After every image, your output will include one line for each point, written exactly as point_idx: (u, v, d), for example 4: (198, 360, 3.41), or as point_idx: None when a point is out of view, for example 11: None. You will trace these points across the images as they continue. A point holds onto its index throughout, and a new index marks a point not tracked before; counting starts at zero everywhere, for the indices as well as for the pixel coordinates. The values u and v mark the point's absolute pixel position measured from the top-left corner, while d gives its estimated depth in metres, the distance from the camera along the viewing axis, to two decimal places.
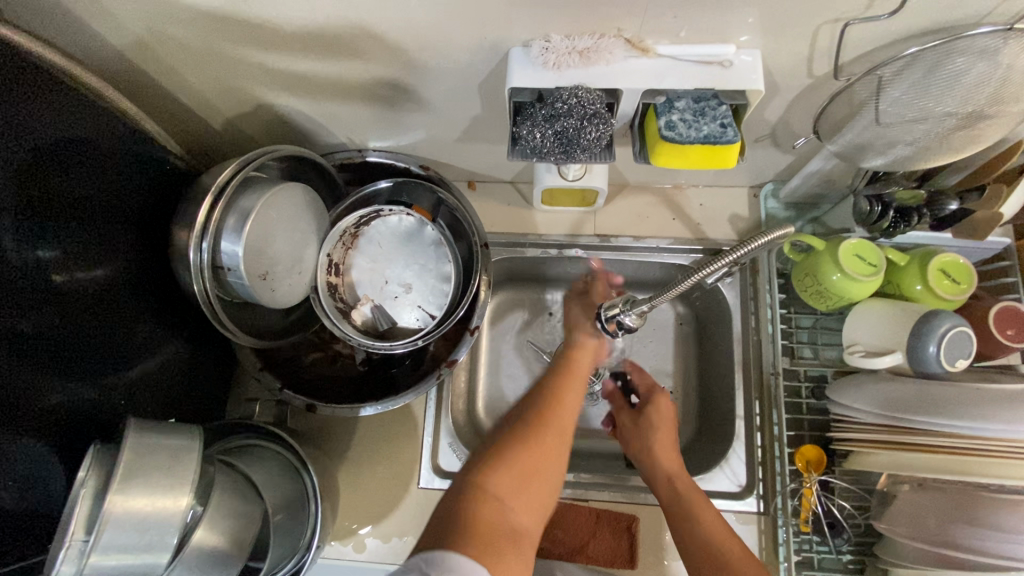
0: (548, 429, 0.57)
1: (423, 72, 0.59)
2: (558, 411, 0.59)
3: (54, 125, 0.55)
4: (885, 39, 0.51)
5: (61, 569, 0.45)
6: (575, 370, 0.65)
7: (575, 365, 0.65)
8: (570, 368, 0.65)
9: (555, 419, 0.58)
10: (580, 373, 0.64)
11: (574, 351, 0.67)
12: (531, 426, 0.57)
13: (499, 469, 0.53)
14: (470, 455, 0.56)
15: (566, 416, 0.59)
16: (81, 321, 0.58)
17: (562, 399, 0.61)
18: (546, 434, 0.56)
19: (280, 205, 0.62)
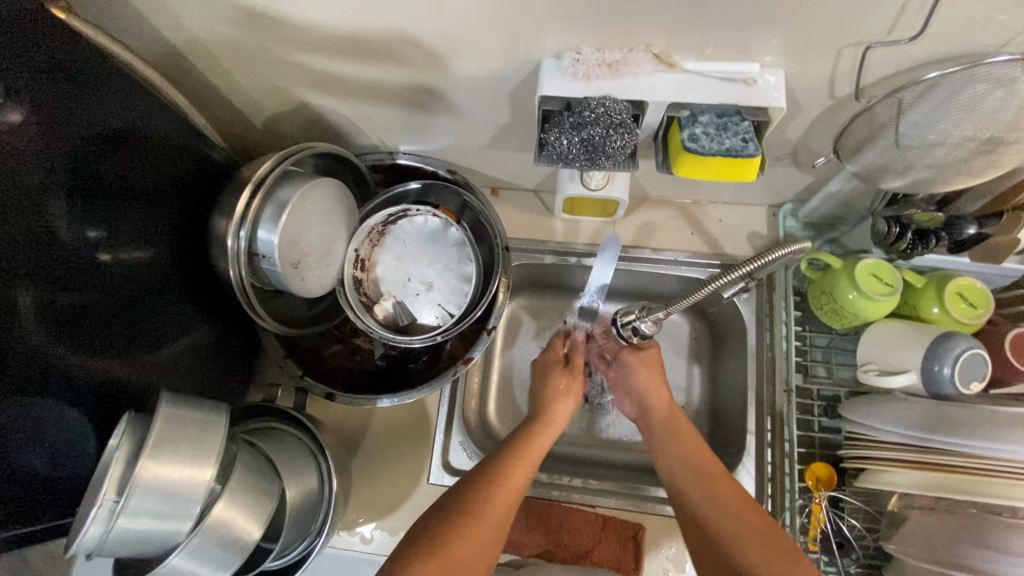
0: (493, 505, 0.61)
1: (458, 79, 0.62)
2: (505, 492, 0.62)
3: (110, 113, 0.59)
4: (906, 63, 0.53)
5: (90, 528, 0.46)
6: (539, 444, 0.69)
7: (541, 440, 0.69)
8: (535, 438, 0.69)
9: (507, 493, 0.62)
10: (538, 451, 0.68)
11: (542, 425, 0.71)
12: (471, 514, 0.59)
13: (427, 563, 0.54)
14: (405, 542, 0.58)
15: (517, 488, 0.63)
16: (121, 298, 0.61)
17: (520, 469, 0.65)
18: (495, 504, 0.61)
19: (315, 198, 0.65)
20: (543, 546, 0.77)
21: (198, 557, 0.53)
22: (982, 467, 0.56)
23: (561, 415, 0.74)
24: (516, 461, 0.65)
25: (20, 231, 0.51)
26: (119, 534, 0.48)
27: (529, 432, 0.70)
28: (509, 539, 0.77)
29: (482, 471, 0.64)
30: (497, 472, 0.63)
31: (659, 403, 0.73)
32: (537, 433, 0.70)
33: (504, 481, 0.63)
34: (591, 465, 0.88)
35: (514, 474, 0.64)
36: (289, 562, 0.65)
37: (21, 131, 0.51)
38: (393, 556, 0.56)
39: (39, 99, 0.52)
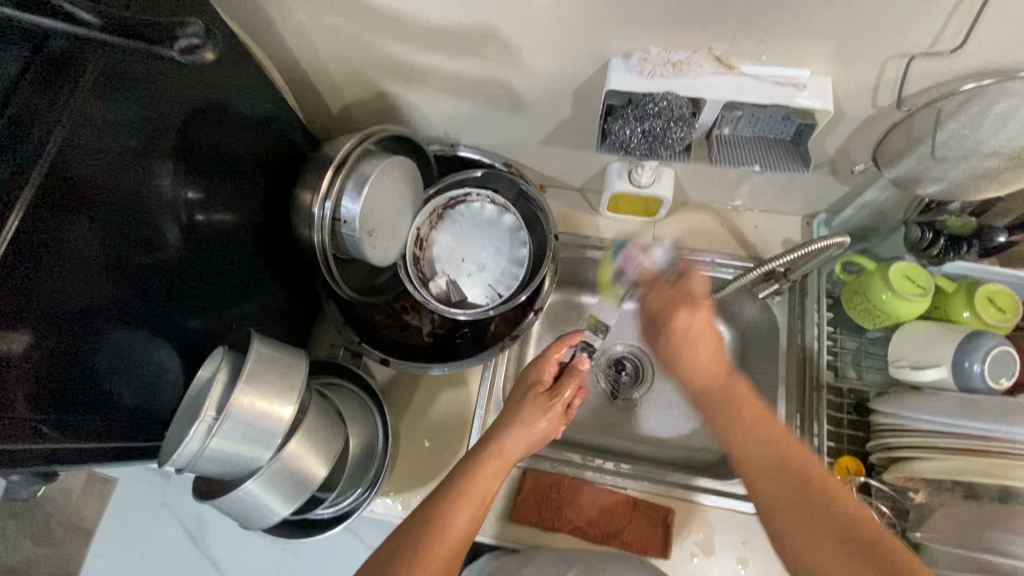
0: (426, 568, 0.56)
1: (529, 74, 0.69)
2: (441, 552, 0.57)
3: (231, 87, 0.67)
4: (945, 75, 0.58)
5: (189, 442, 0.51)
6: (480, 490, 0.63)
7: (481, 480, 0.64)
8: (476, 484, 0.63)
9: (447, 547, 0.58)
10: (482, 492, 0.63)
11: (486, 463, 0.65)
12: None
13: None
14: None
15: (453, 545, 0.59)
16: (206, 255, 0.67)
17: (460, 520, 0.60)
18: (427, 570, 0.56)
19: (393, 174, 0.71)
20: (575, 523, 0.79)
21: (270, 487, 0.57)
22: (1010, 453, 0.59)
23: (512, 450, 0.67)
24: (453, 516, 0.60)
25: (164, 167, 0.60)
26: (210, 452, 0.52)
27: (472, 474, 0.64)
28: (542, 514, 0.79)
29: (423, 528, 0.59)
30: (433, 530, 0.58)
31: (702, 356, 0.68)
32: (477, 474, 0.64)
33: (440, 538, 0.58)
34: (620, 454, 0.91)
35: (450, 532, 0.59)
36: (337, 513, 0.70)
37: (183, 79, 0.60)
38: None
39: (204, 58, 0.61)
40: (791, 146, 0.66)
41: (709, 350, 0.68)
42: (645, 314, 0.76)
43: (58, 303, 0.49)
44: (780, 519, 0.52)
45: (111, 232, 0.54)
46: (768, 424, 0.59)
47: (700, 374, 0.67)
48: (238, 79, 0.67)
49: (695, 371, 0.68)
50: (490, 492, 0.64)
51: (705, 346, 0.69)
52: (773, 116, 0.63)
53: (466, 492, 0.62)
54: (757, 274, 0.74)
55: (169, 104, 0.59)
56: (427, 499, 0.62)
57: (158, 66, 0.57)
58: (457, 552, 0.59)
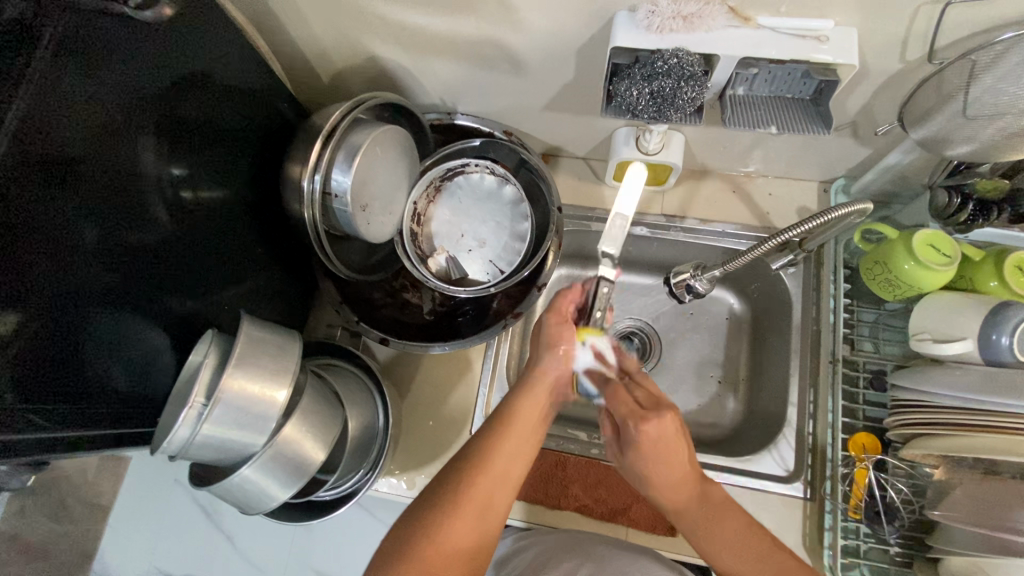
0: (478, 481, 0.58)
1: (528, 32, 0.64)
2: (487, 472, 0.58)
3: (210, 54, 0.62)
4: (982, 24, 0.53)
5: (180, 429, 0.49)
6: (524, 421, 0.65)
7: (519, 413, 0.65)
8: (519, 416, 0.65)
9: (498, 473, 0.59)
10: (525, 424, 0.64)
11: (529, 393, 0.67)
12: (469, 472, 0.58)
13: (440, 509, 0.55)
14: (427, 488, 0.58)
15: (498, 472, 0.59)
16: (196, 235, 0.64)
17: (505, 446, 0.61)
18: (478, 488, 0.57)
19: (385, 144, 0.67)
20: (583, 501, 0.78)
21: (268, 472, 0.55)
22: None
23: (550, 376, 0.69)
24: (501, 436, 0.62)
25: (146, 141, 0.56)
26: (203, 438, 0.51)
27: (513, 406, 0.66)
28: (547, 493, 0.78)
29: (471, 457, 0.60)
30: (480, 451, 0.60)
31: (671, 469, 0.63)
32: (518, 407, 0.66)
33: (484, 463, 0.59)
34: None
35: (494, 461, 0.60)
36: (340, 495, 0.69)
37: (153, 45, 0.55)
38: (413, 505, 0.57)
39: (175, 23, 0.57)
40: (810, 106, 0.61)
41: (680, 461, 0.63)
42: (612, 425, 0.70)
43: (39, 290, 0.47)
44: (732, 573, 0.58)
45: (95, 211, 0.51)
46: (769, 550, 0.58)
47: (671, 494, 0.63)
48: (216, 44, 0.63)
49: (671, 493, 0.63)
50: (535, 421, 0.66)
51: (672, 454, 0.63)
52: (792, 74, 0.59)
53: (512, 423, 0.64)
54: (773, 245, 0.67)
55: (143, 72, 0.55)
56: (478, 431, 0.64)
57: (125, 29, 0.52)
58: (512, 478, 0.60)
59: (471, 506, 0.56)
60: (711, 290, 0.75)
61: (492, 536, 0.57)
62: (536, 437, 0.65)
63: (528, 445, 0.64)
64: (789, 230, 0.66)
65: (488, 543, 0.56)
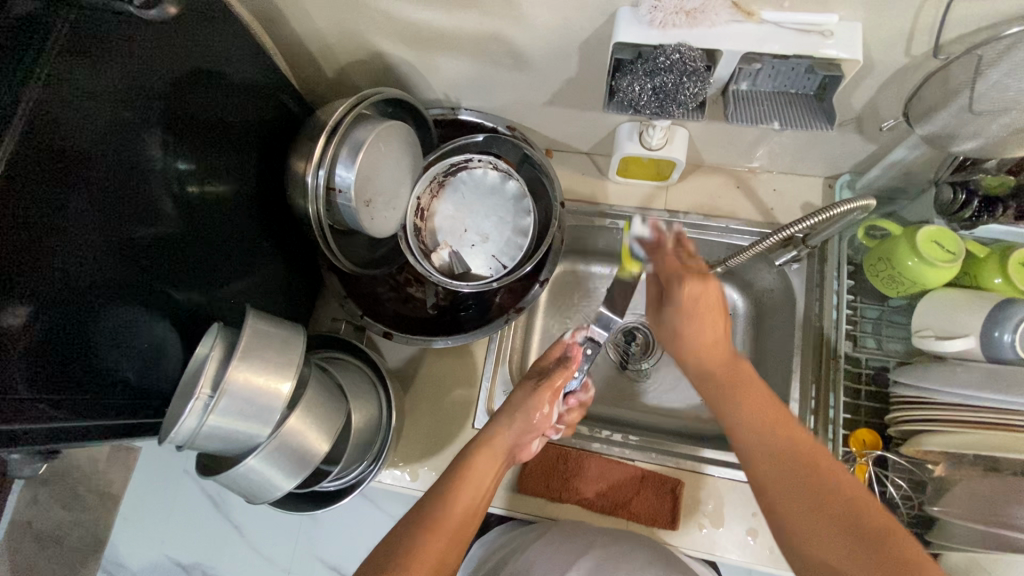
0: (432, 542, 0.56)
1: (532, 28, 0.64)
2: (439, 534, 0.57)
3: (213, 49, 0.63)
4: (988, 19, 0.53)
5: (186, 420, 0.50)
6: (477, 481, 0.64)
7: (474, 471, 0.64)
8: (475, 470, 0.64)
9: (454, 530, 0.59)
10: (479, 483, 0.64)
11: (486, 448, 0.67)
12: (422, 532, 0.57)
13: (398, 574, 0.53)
14: (377, 555, 0.56)
15: (450, 531, 0.58)
16: (203, 227, 0.65)
17: (461, 501, 0.61)
18: (432, 549, 0.56)
19: (388, 139, 0.68)
20: (583, 495, 0.79)
21: (273, 463, 0.56)
22: None
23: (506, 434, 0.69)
24: (455, 497, 0.61)
25: (151, 137, 0.57)
26: (209, 429, 0.52)
27: (469, 462, 0.65)
28: (549, 484, 0.79)
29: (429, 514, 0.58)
30: (433, 511, 0.59)
31: (711, 354, 0.65)
32: (475, 460, 0.65)
33: (439, 525, 0.58)
34: (629, 425, 0.90)
35: (451, 521, 0.59)
36: (344, 485, 0.70)
37: (156, 43, 0.56)
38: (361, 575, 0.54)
39: (177, 19, 0.57)
40: (814, 102, 0.61)
41: (718, 330, 0.65)
42: (657, 281, 0.70)
43: (51, 283, 0.48)
44: (769, 476, 0.53)
45: (100, 208, 0.52)
46: (767, 404, 0.58)
47: (707, 358, 0.65)
48: (219, 39, 0.63)
49: (705, 350, 0.65)
50: (489, 478, 0.65)
51: (711, 327, 0.65)
52: (795, 69, 0.58)
53: (465, 480, 0.63)
54: (775, 240, 0.67)
55: (148, 70, 0.55)
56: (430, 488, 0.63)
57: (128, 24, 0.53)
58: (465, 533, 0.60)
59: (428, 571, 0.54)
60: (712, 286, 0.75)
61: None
62: (489, 496, 0.65)
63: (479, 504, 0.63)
64: (792, 225, 0.66)
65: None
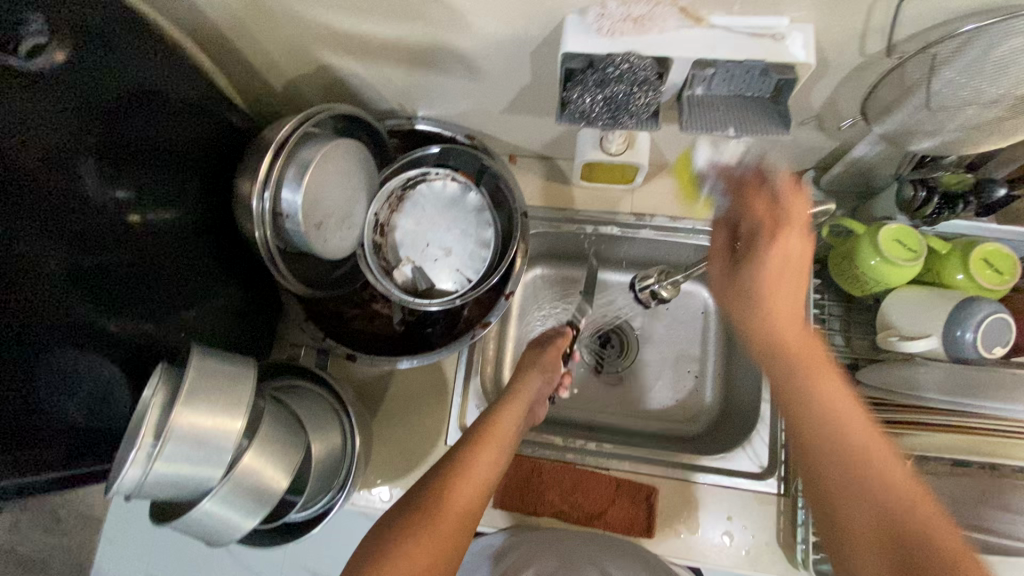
0: (439, 524, 0.53)
1: (480, 38, 0.62)
2: (446, 517, 0.53)
3: (129, 69, 0.58)
4: (940, 18, 0.52)
5: (129, 471, 0.48)
6: (484, 461, 0.60)
7: (482, 454, 0.60)
8: (476, 459, 0.60)
9: (448, 519, 0.54)
10: (486, 466, 0.60)
11: (485, 438, 0.62)
12: (429, 512, 0.53)
13: (390, 555, 0.49)
14: (374, 532, 0.53)
15: (460, 513, 0.55)
16: (147, 257, 0.62)
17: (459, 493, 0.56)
18: (439, 529, 0.52)
19: (337, 159, 0.65)
20: (560, 504, 0.78)
21: (229, 504, 0.55)
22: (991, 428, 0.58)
23: (506, 425, 0.65)
24: (462, 477, 0.57)
25: (68, 181, 0.53)
26: (156, 477, 0.50)
27: (475, 444, 0.61)
28: (523, 498, 0.79)
29: (423, 499, 0.55)
30: (436, 491, 0.55)
31: (780, 326, 0.64)
32: (476, 449, 0.61)
33: (445, 506, 0.54)
34: (605, 431, 0.88)
35: (456, 501, 0.55)
36: (312, 515, 0.68)
37: (56, 80, 0.51)
38: (356, 551, 0.51)
39: (75, 46, 0.52)
40: (770, 106, 0.60)
41: (790, 291, 0.65)
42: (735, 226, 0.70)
43: None
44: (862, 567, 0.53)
45: (8, 272, 0.48)
46: (858, 439, 0.56)
47: (785, 325, 0.65)
48: (133, 57, 0.58)
49: (778, 325, 0.64)
50: (495, 463, 0.61)
51: (788, 293, 0.65)
52: (749, 73, 0.56)
53: (472, 461, 0.59)
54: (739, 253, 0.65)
55: (54, 112, 0.51)
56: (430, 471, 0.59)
57: (17, 76, 0.48)
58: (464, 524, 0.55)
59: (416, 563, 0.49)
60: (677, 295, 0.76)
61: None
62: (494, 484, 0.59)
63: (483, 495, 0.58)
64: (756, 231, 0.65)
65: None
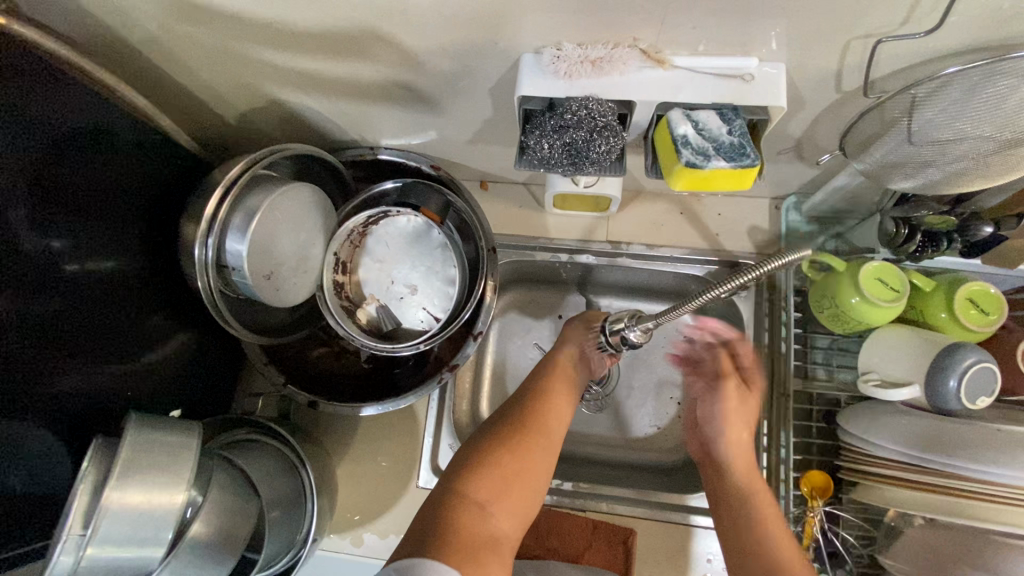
0: (528, 452, 0.63)
1: (435, 75, 0.58)
2: (534, 448, 0.63)
3: (58, 121, 0.54)
4: (920, 56, 0.48)
5: (60, 560, 0.46)
6: (556, 406, 0.68)
7: (555, 398, 0.69)
8: (552, 397, 0.69)
9: (539, 440, 0.64)
10: (559, 409, 0.68)
11: (555, 387, 0.70)
12: (516, 440, 0.63)
13: (479, 476, 0.59)
14: (461, 457, 0.62)
15: (545, 443, 0.64)
16: (86, 312, 0.59)
17: (545, 424, 0.66)
18: (528, 455, 0.62)
19: (286, 203, 0.62)
20: (535, 547, 0.76)
21: None
22: (974, 487, 0.54)
23: (574, 376, 0.73)
24: (540, 418, 0.66)
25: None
26: (89, 564, 0.47)
27: (548, 393, 0.69)
28: None
29: (517, 418, 0.66)
30: (521, 423, 0.65)
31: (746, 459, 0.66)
32: (549, 392, 0.69)
33: (528, 438, 0.64)
34: (583, 466, 0.85)
35: (537, 442, 0.64)
36: (276, 573, 0.65)
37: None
38: (446, 472, 0.61)
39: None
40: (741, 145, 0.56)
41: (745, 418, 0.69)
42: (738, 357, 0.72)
43: None
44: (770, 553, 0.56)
45: None
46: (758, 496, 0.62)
47: (740, 449, 0.67)
48: (63, 108, 0.55)
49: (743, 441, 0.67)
50: (566, 411, 0.69)
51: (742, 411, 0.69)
52: None
53: (547, 404, 0.68)
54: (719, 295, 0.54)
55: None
56: (511, 401, 0.69)
57: None
58: (548, 453, 0.64)
59: (516, 476, 0.61)
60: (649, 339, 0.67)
61: (527, 512, 0.61)
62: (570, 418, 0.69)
63: (562, 426, 0.68)
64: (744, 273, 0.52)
65: (529, 510, 0.61)
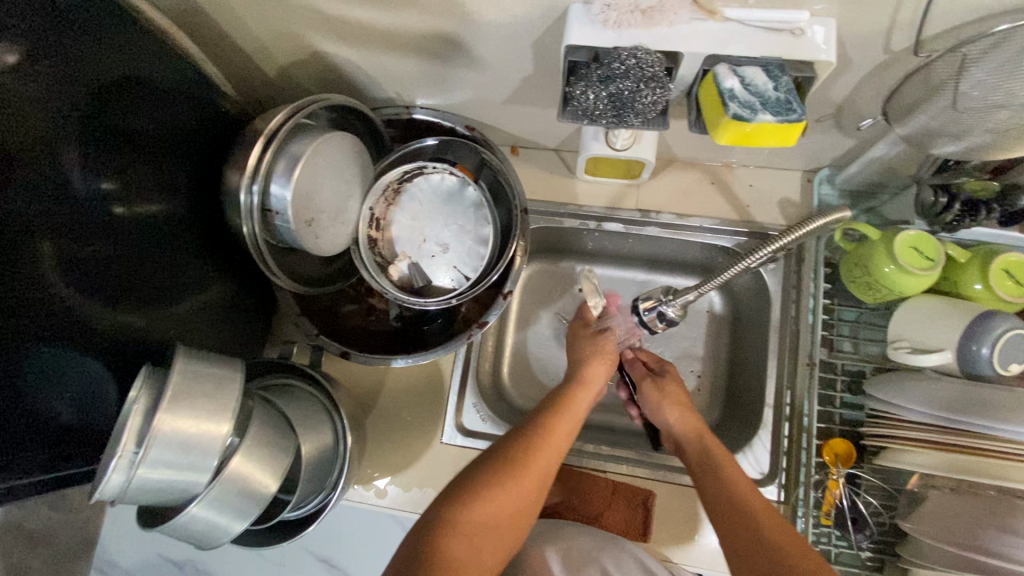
0: (524, 481, 0.61)
1: (480, 28, 0.58)
2: (529, 477, 0.61)
3: (108, 61, 0.55)
4: (974, 14, 0.48)
5: (112, 477, 0.48)
6: (562, 431, 0.66)
7: (562, 421, 0.67)
8: (559, 421, 0.67)
9: (538, 465, 0.63)
10: (562, 438, 0.66)
11: (564, 409, 0.68)
12: (513, 468, 0.61)
13: (469, 509, 0.58)
14: (451, 484, 0.61)
15: (543, 471, 0.63)
16: (135, 252, 0.60)
17: (543, 454, 0.63)
18: (524, 483, 0.61)
19: (329, 152, 0.63)
20: (556, 504, 0.79)
21: (217, 508, 0.54)
22: (997, 451, 0.56)
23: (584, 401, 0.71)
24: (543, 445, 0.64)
25: (39, 180, 0.50)
26: (140, 483, 0.49)
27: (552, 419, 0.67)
28: None
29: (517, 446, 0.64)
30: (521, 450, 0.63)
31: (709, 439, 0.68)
32: (554, 424, 0.66)
33: (527, 463, 0.62)
34: (603, 432, 0.86)
35: (534, 470, 0.62)
36: (304, 515, 0.68)
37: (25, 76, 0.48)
38: (437, 499, 0.60)
39: (40, 41, 0.49)
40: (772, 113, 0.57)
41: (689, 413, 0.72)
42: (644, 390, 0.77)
43: None
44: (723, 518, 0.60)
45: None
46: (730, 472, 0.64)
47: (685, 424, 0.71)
48: (111, 48, 0.55)
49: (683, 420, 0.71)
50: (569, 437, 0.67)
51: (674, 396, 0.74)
52: None
53: (550, 434, 0.65)
54: (751, 262, 0.63)
55: (25, 110, 0.48)
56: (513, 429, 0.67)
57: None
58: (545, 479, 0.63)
59: (506, 513, 0.59)
60: (684, 316, 0.70)
61: (510, 546, 0.59)
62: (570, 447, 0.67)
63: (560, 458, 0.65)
64: (770, 244, 0.63)
65: (511, 543, 0.59)
